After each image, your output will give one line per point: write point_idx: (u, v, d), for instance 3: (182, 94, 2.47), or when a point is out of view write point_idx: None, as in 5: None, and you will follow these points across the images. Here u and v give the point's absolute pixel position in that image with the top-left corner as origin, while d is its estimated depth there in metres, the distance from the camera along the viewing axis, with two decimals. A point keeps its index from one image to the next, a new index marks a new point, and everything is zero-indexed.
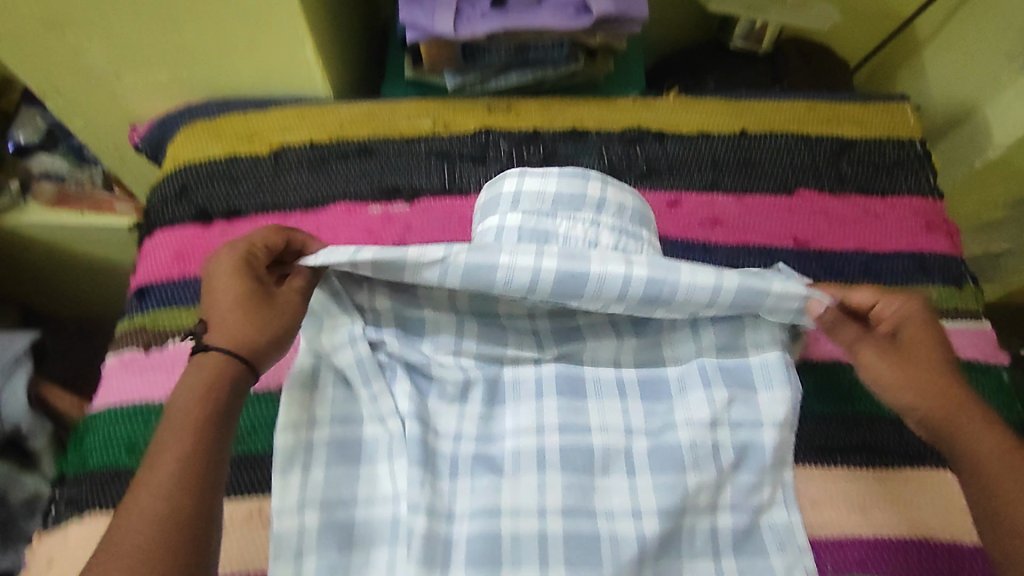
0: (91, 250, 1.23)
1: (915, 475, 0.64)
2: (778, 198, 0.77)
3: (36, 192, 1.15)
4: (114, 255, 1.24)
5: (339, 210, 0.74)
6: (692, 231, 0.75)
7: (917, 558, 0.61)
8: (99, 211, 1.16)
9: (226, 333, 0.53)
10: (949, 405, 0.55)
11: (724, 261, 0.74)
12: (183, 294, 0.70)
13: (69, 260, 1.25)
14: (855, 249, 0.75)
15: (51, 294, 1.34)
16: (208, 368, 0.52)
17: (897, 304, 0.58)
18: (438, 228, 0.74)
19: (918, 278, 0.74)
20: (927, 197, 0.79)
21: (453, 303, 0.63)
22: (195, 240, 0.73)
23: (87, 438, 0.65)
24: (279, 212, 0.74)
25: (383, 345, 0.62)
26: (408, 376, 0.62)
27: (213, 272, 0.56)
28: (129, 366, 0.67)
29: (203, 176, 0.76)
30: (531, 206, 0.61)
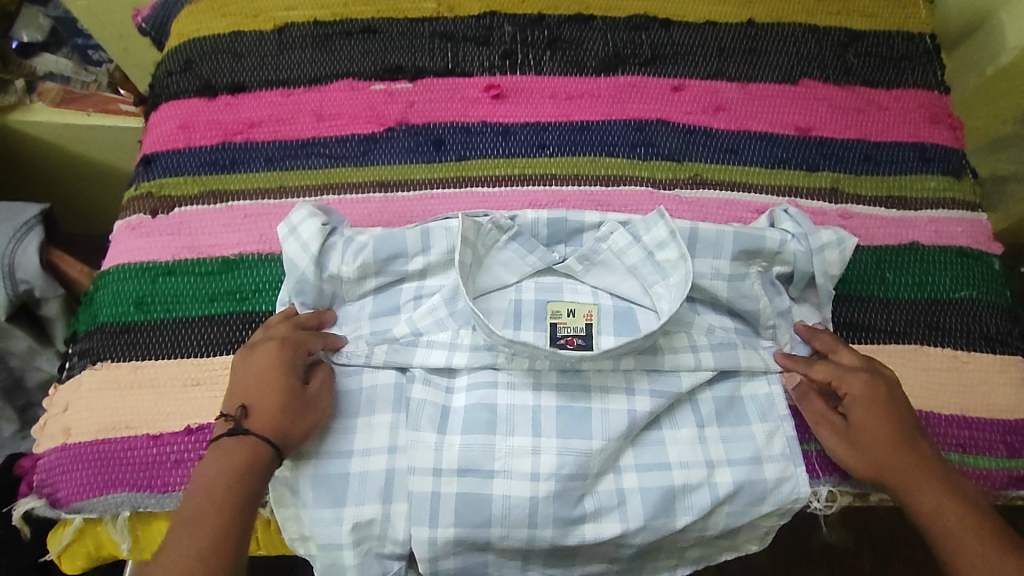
0: (90, 155, 1.15)
1: (899, 351, 0.63)
2: (782, 88, 0.77)
3: (41, 92, 1.09)
4: (115, 162, 1.17)
5: (342, 86, 0.75)
6: (694, 118, 0.75)
7: None
8: (106, 112, 1.10)
9: (257, 418, 0.54)
10: (905, 482, 0.55)
11: (724, 147, 0.74)
12: (190, 162, 0.71)
13: (70, 167, 1.19)
14: (857, 139, 0.75)
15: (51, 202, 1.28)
16: (238, 455, 0.52)
17: (844, 385, 0.58)
18: (440, 108, 0.74)
19: (918, 167, 0.73)
20: (933, 90, 0.78)
21: (446, 252, 0.63)
22: (200, 112, 0.73)
23: (97, 296, 0.65)
24: (282, 87, 0.75)
25: (370, 273, 0.62)
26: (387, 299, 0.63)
27: (251, 360, 0.56)
28: (136, 229, 0.68)
29: (208, 51, 0.76)
30: (509, 230, 0.64)
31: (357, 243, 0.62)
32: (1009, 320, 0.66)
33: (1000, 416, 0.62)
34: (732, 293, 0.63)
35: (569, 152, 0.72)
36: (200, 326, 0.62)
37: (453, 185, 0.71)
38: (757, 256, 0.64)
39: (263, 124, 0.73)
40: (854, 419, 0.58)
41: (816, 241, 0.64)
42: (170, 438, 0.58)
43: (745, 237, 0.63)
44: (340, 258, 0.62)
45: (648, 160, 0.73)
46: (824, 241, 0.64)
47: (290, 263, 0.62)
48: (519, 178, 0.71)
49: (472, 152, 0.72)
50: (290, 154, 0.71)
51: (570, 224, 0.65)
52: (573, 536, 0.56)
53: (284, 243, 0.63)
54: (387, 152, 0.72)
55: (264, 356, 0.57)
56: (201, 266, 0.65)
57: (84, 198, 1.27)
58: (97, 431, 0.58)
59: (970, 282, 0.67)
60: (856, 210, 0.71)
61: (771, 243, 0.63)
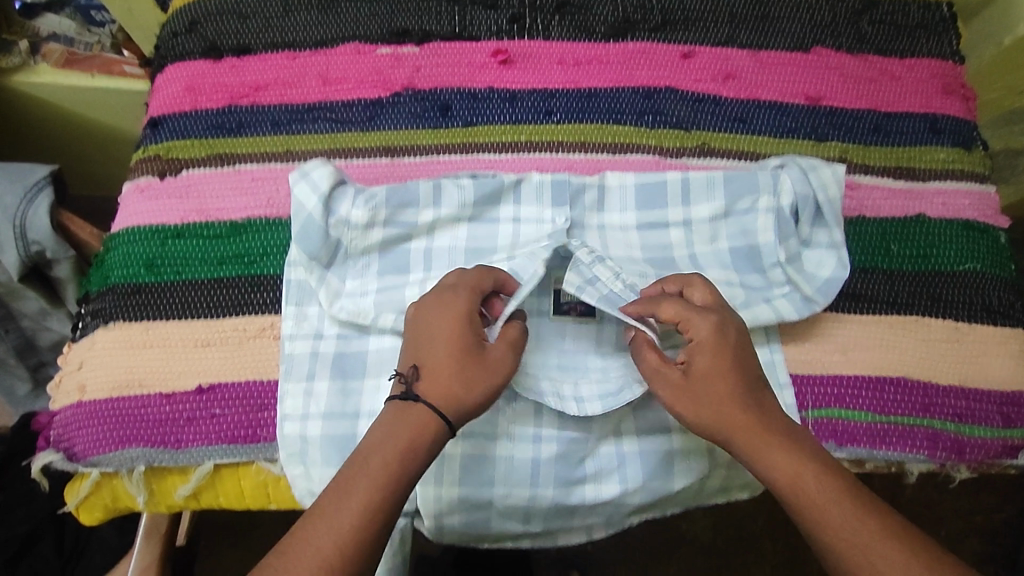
0: (97, 117, 1.16)
1: (900, 322, 0.64)
2: (794, 56, 0.76)
3: (45, 54, 1.07)
4: (121, 124, 1.18)
5: (348, 50, 0.74)
6: (704, 85, 0.74)
7: (887, 394, 0.61)
8: (110, 73, 1.09)
9: (437, 387, 0.53)
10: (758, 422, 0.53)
11: (731, 116, 0.73)
12: (197, 125, 0.71)
13: (77, 129, 1.19)
14: (867, 109, 0.74)
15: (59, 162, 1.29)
16: (414, 428, 0.51)
17: (692, 327, 0.56)
18: (446, 72, 0.73)
19: (927, 139, 0.73)
20: (947, 60, 0.77)
21: (461, 206, 0.63)
22: (207, 74, 0.73)
23: (108, 258, 0.66)
24: (288, 51, 0.74)
25: (379, 220, 0.62)
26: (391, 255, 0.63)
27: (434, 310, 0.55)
28: (145, 191, 0.68)
29: (214, 12, 0.75)
30: (514, 187, 0.65)
31: (369, 192, 0.62)
32: (1010, 294, 0.66)
33: (995, 387, 0.62)
34: (731, 238, 0.65)
35: (576, 118, 0.72)
36: (210, 287, 0.63)
37: (460, 151, 0.71)
38: (757, 201, 0.65)
39: (269, 88, 0.73)
40: (701, 364, 0.55)
41: (816, 177, 0.64)
42: (183, 397, 0.59)
43: (735, 176, 0.65)
44: (350, 205, 0.61)
45: (656, 128, 0.72)
46: (814, 162, 0.65)
47: (297, 219, 0.61)
48: (526, 145, 0.71)
49: (478, 118, 0.72)
50: (298, 118, 0.71)
51: (573, 188, 0.65)
52: (575, 496, 0.58)
53: (293, 188, 0.62)
54: (394, 117, 0.72)
55: (445, 317, 0.55)
56: (210, 229, 0.66)
57: (90, 158, 1.27)
58: (110, 390, 0.60)
59: (974, 255, 0.67)
60: (863, 181, 0.70)
61: (765, 182, 0.65)
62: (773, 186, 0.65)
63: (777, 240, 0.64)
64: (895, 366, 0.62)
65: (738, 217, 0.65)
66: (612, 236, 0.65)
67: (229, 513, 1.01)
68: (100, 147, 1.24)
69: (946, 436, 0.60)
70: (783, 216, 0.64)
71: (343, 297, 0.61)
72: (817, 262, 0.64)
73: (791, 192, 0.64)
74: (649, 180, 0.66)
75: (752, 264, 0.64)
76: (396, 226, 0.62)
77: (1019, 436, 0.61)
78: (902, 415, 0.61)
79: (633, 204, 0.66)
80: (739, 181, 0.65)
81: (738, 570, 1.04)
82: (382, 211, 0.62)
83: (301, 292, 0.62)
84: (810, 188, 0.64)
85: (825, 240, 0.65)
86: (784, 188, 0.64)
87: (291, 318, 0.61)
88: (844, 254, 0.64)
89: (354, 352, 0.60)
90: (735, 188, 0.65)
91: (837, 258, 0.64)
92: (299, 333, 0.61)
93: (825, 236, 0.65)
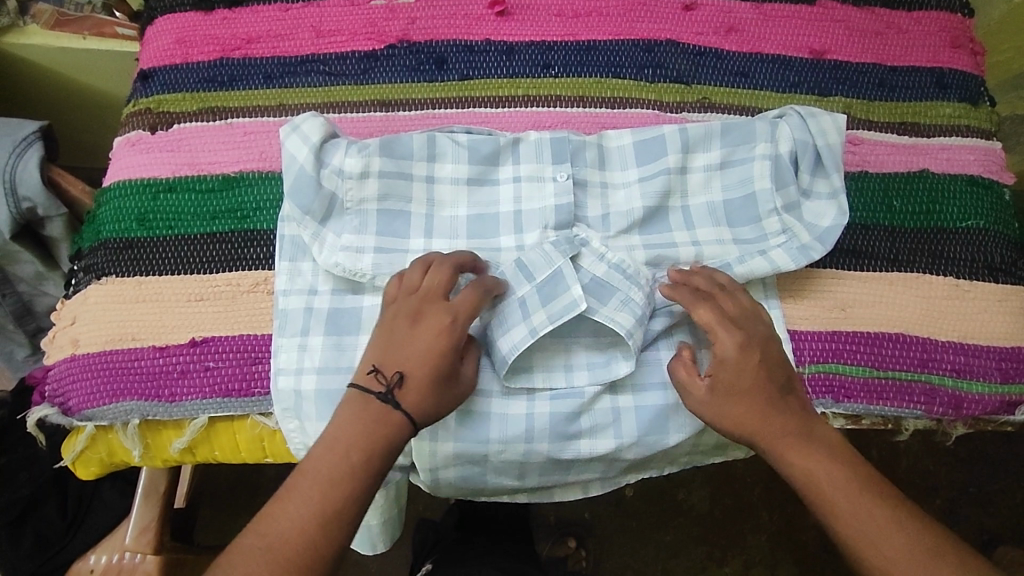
0: (89, 81, 1.14)
1: (900, 279, 0.63)
2: (798, 9, 0.74)
3: (35, 14, 1.05)
4: (114, 88, 1.16)
5: (341, 1, 0.72)
6: (706, 39, 0.72)
7: (886, 350, 0.61)
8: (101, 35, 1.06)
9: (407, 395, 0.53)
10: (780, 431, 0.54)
11: (734, 70, 0.71)
12: (188, 78, 0.69)
13: (69, 93, 1.17)
14: (872, 63, 0.72)
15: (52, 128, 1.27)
16: (388, 424, 0.52)
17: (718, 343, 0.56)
18: (442, 25, 0.72)
19: (933, 94, 0.71)
20: (955, 13, 0.75)
21: (456, 160, 0.63)
22: (197, 26, 0.71)
23: (99, 213, 0.65)
24: (280, 2, 0.72)
25: (372, 171, 0.60)
26: (385, 211, 0.61)
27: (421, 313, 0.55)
28: (135, 145, 0.67)
29: None
30: (509, 140, 0.63)
31: (362, 143, 0.61)
32: (1013, 251, 0.65)
33: (996, 343, 0.62)
34: (729, 189, 0.64)
35: (574, 72, 0.70)
36: (203, 240, 0.63)
37: (456, 106, 0.69)
38: (756, 150, 0.64)
39: (261, 40, 0.71)
40: (726, 378, 0.55)
41: (815, 125, 0.64)
42: (176, 350, 0.59)
43: (734, 124, 0.64)
44: (342, 155, 0.60)
45: (656, 82, 0.71)
46: (814, 109, 0.64)
47: (291, 174, 0.60)
48: (524, 99, 0.70)
49: (475, 72, 0.70)
50: (290, 71, 0.70)
51: (572, 147, 0.64)
52: (569, 451, 0.58)
53: (285, 142, 0.60)
54: (389, 70, 0.70)
55: (430, 331, 0.54)
56: (202, 183, 0.65)
57: (84, 125, 1.26)
58: (104, 344, 0.59)
59: (977, 212, 0.66)
60: (867, 136, 0.69)
61: (762, 132, 0.64)
62: (769, 134, 0.64)
63: (773, 191, 0.63)
64: (896, 324, 0.61)
65: (737, 166, 0.64)
66: (609, 188, 0.64)
67: (230, 474, 1.02)
68: (94, 112, 1.23)
69: (944, 392, 0.60)
70: (779, 164, 0.63)
71: (337, 250, 0.60)
72: (814, 213, 0.64)
73: (790, 140, 0.63)
74: (647, 135, 0.64)
75: (749, 215, 0.63)
76: (388, 177, 0.61)
77: (1017, 392, 0.61)
78: (900, 371, 0.60)
79: (631, 155, 0.65)
80: (737, 131, 0.64)
81: (734, 533, 1.06)
82: (375, 163, 0.60)
83: (297, 249, 0.61)
84: (806, 135, 0.63)
85: (824, 190, 0.64)
86: (784, 136, 0.63)
87: (285, 276, 0.61)
88: (841, 200, 0.63)
89: (351, 307, 0.60)
90: (732, 138, 0.64)
91: (836, 205, 0.63)
92: (294, 288, 0.60)
93: (825, 185, 0.64)
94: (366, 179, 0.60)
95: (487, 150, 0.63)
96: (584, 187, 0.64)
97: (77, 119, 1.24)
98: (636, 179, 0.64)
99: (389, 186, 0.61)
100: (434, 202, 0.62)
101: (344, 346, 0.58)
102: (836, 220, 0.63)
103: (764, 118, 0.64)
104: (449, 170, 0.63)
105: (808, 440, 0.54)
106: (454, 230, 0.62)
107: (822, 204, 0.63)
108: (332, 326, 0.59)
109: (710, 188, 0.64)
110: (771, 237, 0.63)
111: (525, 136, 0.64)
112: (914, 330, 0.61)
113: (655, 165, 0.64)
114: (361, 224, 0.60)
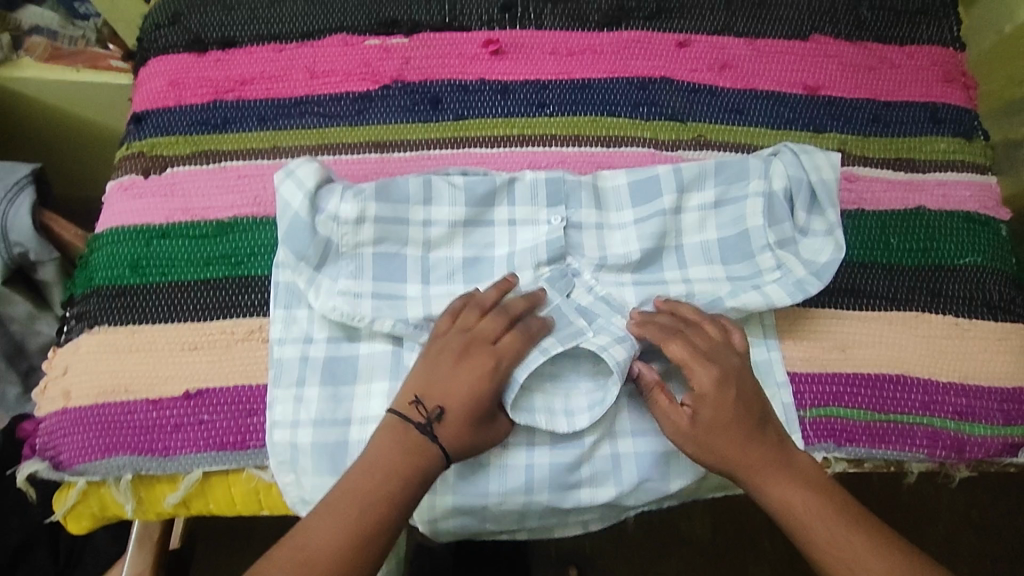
0: (83, 114, 1.13)
1: (900, 318, 0.63)
2: (792, 44, 0.74)
3: (28, 48, 1.06)
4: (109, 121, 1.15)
5: (335, 42, 0.72)
6: (700, 76, 0.73)
7: (887, 392, 0.60)
8: (95, 67, 1.06)
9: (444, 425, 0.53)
10: (763, 465, 0.55)
11: (729, 107, 0.71)
12: (181, 121, 0.69)
13: (64, 126, 1.16)
14: (866, 99, 0.72)
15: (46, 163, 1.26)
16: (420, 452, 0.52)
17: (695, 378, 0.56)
18: (436, 64, 0.72)
19: (929, 127, 0.71)
20: (947, 47, 0.75)
21: (453, 202, 0.62)
22: (191, 68, 0.71)
23: (92, 259, 0.64)
24: (274, 43, 0.72)
25: (367, 216, 0.59)
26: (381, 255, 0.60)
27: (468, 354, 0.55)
28: (128, 190, 0.66)
29: (197, 3, 0.73)
30: (506, 181, 0.63)
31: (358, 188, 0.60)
32: (1012, 288, 0.65)
33: (997, 384, 0.62)
34: (724, 228, 0.63)
35: (570, 111, 0.70)
36: (197, 288, 0.62)
37: (451, 146, 0.69)
38: (751, 188, 0.63)
39: (255, 81, 0.71)
40: (705, 415, 0.55)
41: (808, 163, 0.64)
42: (170, 402, 0.58)
43: (728, 162, 0.64)
44: (338, 201, 0.59)
45: (651, 120, 0.71)
46: (808, 148, 0.64)
47: (287, 220, 0.59)
48: (519, 139, 0.70)
49: (470, 111, 0.70)
50: (284, 113, 0.69)
51: (567, 188, 0.63)
52: (570, 500, 0.57)
53: (280, 187, 0.60)
54: (383, 111, 0.70)
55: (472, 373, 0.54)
56: (196, 229, 0.64)
57: (79, 158, 1.25)
58: (97, 395, 0.58)
59: (975, 249, 0.66)
60: (863, 172, 0.69)
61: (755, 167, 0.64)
62: (763, 170, 0.63)
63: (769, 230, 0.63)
64: (897, 365, 0.61)
65: (732, 205, 0.63)
66: (606, 230, 0.64)
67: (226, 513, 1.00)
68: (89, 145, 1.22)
69: (946, 434, 0.60)
70: (775, 203, 0.63)
71: (332, 297, 0.59)
72: (813, 250, 0.63)
73: (785, 178, 0.63)
74: (640, 175, 0.64)
75: (745, 254, 0.63)
76: (384, 222, 0.60)
77: (1019, 434, 0.61)
78: (901, 413, 0.60)
79: (626, 195, 0.64)
80: (732, 169, 0.64)
81: (736, 565, 1.04)
82: (371, 208, 0.59)
83: (291, 297, 0.60)
84: (800, 173, 0.63)
85: (819, 228, 0.63)
86: (779, 173, 0.63)
87: (280, 325, 0.60)
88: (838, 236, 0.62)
89: (346, 354, 0.59)
90: (724, 174, 0.64)
91: (832, 242, 0.62)
92: (290, 337, 0.59)
93: (821, 223, 0.64)
94: (361, 224, 0.59)
95: (484, 193, 0.62)
96: (580, 228, 0.64)
97: (69, 151, 1.23)
98: (631, 219, 0.64)
99: (385, 231, 0.60)
100: (430, 245, 0.62)
101: (340, 396, 0.58)
102: (833, 257, 0.62)
103: (759, 157, 0.64)
104: (445, 212, 0.61)
105: (791, 471, 0.55)
106: (451, 273, 0.62)
107: (817, 242, 0.63)
108: (329, 376, 0.58)
109: (706, 228, 0.64)
110: (766, 275, 0.62)
111: (521, 176, 0.63)
112: (915, 371, 0.61)
113: (649, 206, 0.64)
114: (356, 270, 0.60)
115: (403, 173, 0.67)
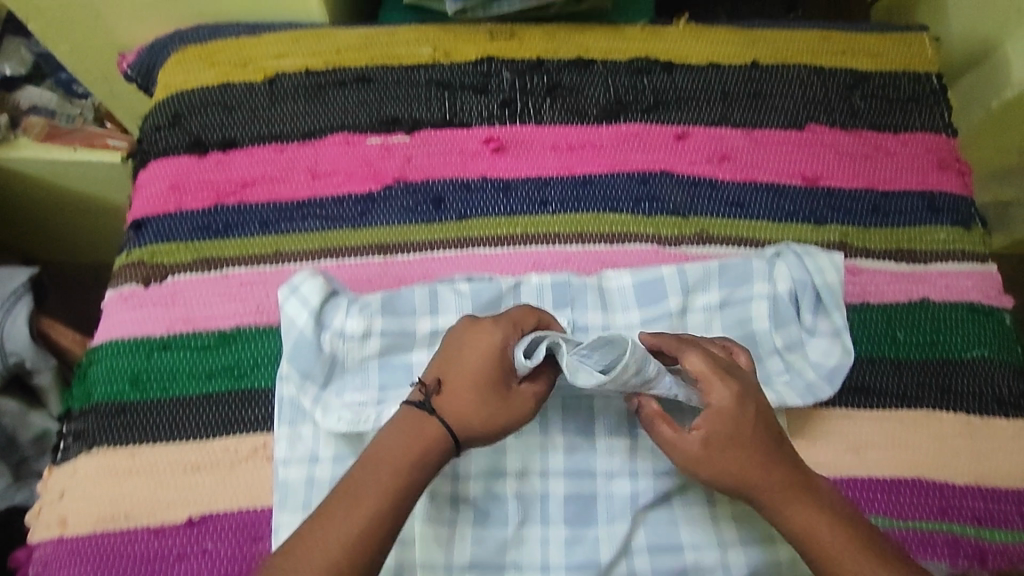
0: (83, 189, 1.11)
1: (911, 416, 0.62)
2: (788, 134, 0.75)
3: (25, 127, 1.04)
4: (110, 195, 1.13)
5: (337, 141, 0.73)
6: (699, 168, 0.73)
7: (903, 496, 0.60)
8: (91, 146, 1.05)
9: (453, 407, 0.52)
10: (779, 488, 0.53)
11: (729, 200, 0.72)
12: (182, 227, 0.69)
13: (65, 201, 1.14)
14: (863, 188, 0.73)
15: (54, 237, 1.24)
16: (423, 439, 0.51)
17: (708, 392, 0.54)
18: (438, 162, 0.72)
19: (926, 216, 0.72)
20: (940, 133, 0.76)
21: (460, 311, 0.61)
22: (192, 171, 0.71)
23: (91, 372, 0.63)
24: (275, 143, 0.72)
25: (374, 330, 0.59)
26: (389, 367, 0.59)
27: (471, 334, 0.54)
28: (128, 300, 0.65)
29: (197, 104, 0.73)
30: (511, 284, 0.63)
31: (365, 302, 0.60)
32: (1021, 381, 0.65)
33: (1012, 483, 0.61)
34: (729, 330, 0.63)
35: (572, 208, 0.71)
36: (199, 404, 0.61)
37: (453, 247, 0.69)
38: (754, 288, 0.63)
39: (256, 183, 0.71)
40: (719, 432, 0.54)
41: (813, 263, 0.63)
42: (172, 531, 0.56)
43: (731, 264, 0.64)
44: (344, 316, 0.60)
45: (653, 215, 0.71)
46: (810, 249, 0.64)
47: (293, 337, 0.59)
48: (522, 237, 0.70)
49: (472, 210, 0.70)
50: (286, 216, 0.69)
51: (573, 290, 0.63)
52: None
53: (284, 304, 0.60)
54: (386, 212, 0.70)
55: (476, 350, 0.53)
56: (198, 341, 0.63)
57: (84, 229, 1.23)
58: (96, 523, 0.57)
59: (981, 342, 0.66)
60: (865, 265, 0.70)
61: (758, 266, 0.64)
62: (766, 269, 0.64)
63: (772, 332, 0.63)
64: (911, 468, 0.60)
65: (737, 304, 0.64)
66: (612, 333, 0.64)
67: None
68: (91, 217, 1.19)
69: (964, 539, 0.59)
70: (777, 303, 0.63)
71: (339, 415, 0.57)
72: (821, 354, 0.63)
73: (788, 279, 0.63)
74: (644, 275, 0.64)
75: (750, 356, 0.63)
76: (391, 335, 0.60)
77: None
78: (918, 518, 0.59)
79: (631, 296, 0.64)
80: (735, 270, 0.64)
81: None
82: (378, 322, 0.59)
83: (295, 414, 0.59)
84: (805, 272, 0.63)
85: (825, 332, 0.63)
86: (781, 274, 0.64)
87: (284, 443, 0.58)
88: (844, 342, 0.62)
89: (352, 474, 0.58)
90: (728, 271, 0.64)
91: (839, 346, 0.62)
92: (295, 456, 0.58)
93: (828, 325, 0.64)
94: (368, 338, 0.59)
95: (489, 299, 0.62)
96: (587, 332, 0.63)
97: (65, 229, 1.22)
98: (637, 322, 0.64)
99: (392, 344, 0.60)
100: None
101: None
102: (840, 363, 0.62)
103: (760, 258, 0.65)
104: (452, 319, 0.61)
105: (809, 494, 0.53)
106: None
107: (821, 344, 0.63)
108: None
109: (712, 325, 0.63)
110: (773, 378, 0.62)
111: (527, 281, 0.63)
112: (929, 472, 0.61)
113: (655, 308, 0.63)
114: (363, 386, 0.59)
115: (410, 279, 0.67)
